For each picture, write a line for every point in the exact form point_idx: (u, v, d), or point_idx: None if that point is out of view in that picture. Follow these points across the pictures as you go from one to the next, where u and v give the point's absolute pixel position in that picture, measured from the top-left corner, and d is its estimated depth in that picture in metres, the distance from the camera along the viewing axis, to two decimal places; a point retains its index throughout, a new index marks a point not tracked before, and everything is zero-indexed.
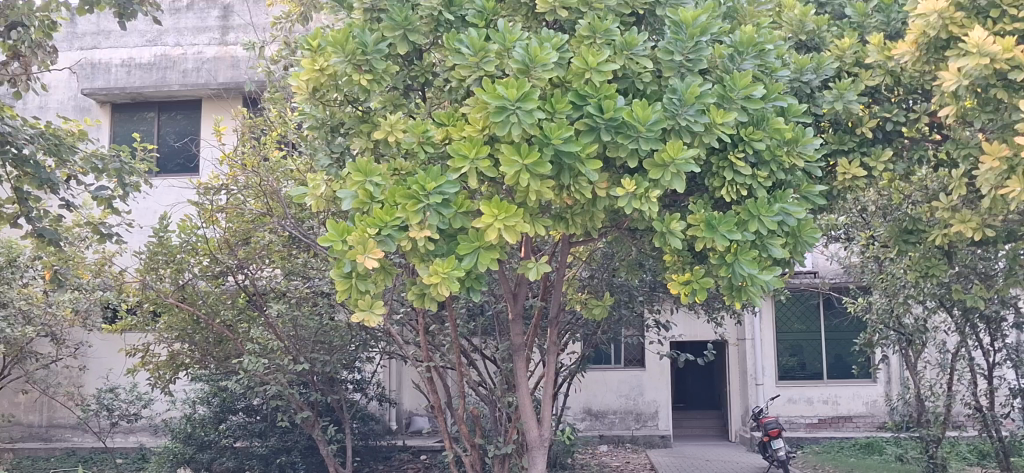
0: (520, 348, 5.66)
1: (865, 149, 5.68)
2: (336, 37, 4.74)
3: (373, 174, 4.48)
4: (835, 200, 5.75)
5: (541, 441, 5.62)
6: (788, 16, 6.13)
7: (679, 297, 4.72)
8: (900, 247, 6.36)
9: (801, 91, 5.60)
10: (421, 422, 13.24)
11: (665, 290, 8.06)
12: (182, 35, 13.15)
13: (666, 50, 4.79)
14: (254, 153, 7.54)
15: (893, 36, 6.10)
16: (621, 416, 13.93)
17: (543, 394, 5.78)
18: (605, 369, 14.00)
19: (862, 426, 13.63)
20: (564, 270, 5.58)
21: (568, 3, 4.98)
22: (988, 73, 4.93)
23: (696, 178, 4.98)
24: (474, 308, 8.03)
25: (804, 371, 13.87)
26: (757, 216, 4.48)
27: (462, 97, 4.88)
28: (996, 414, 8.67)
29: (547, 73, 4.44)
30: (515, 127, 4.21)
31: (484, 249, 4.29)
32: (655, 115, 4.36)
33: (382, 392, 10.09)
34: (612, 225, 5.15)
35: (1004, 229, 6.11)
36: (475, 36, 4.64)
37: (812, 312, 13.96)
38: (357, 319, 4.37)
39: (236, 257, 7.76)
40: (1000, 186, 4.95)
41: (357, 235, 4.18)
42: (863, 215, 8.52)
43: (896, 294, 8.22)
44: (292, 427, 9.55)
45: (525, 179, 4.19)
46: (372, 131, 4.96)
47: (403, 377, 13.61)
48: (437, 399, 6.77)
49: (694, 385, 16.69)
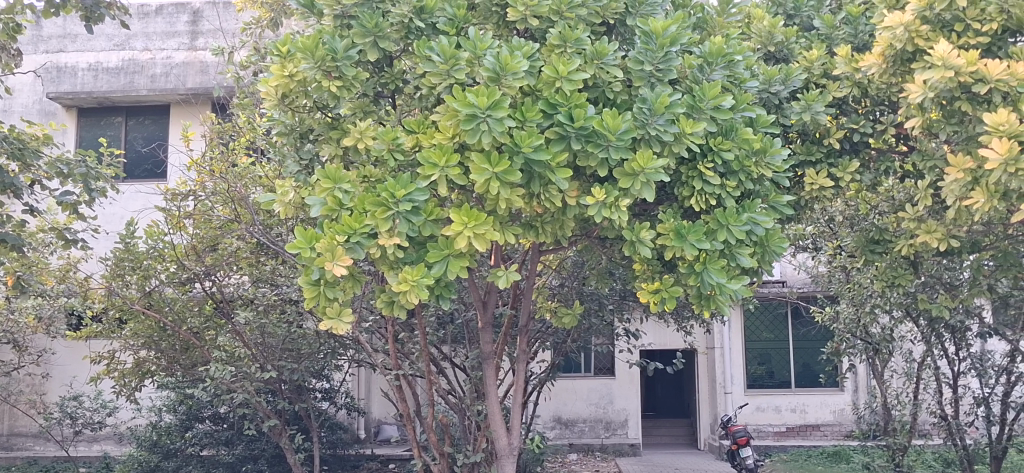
0: (489, 356, 5.64)
1: (833, 160, 5.75)
2: (305, 43, 4.72)
3: (342, 181, 4.48)
4: (802, 210, 5.81)
5: (511, 450, 5.60)
6: (757, 27, 6.18)
7: (649, 306, 4.73)
8: (866, 257, 6.43)
9: (769, 101, 5.68)
10: (390, 430, 13.17)
11: (635, 299, 8.10)
12: (151, 40, 13.07)
13: (637, 60, 4.81)
14: (223, 159, 7.50)
15: (861, 48, 6.16)
16: (590, 424, 13.94)
17: (512, 403, 5.76)
18: (575, 377, 14.06)
19: (829, 434, 13.74)
20: (534, 278, 5.57)
21: (539, 12, 4.94)
22: (953, 87, 4.99)
23: (665, 187, 5.01)
24: (444, 316, 8.02)
25: (772, 379, 13.98)
26: (726, 225, 4.50)
27: (432, 104, 4.88)
28: (960, 423, 8.78)
29: (517, 82, 4.44)
30: (485, 135, 4.21)
31: (454, 256, 4.28)
32: (625, 124, 4.38)
33: (350, 401, 10.04)
34: (582, 234, 5.17)
35: (969, 240, 6.21)
36: (446, 43, 4.63)
37: (780, 321, 14.06)
38: (325, 327, 4.34)
39: (203, 263, 7.65)
40: (964, 197, 5.01)
41: (326, 242, 4.18)
42: (830, 226, 8.60)
43: (863, 303, 8.31)
44: (259, 435, 9.47)
45: (495, 188, 4.18)
46: (341, 138, 4.93)
47: (372, 386, 13.54)
48: (406, 408, 6.73)
49: (663, 393, 16.73)
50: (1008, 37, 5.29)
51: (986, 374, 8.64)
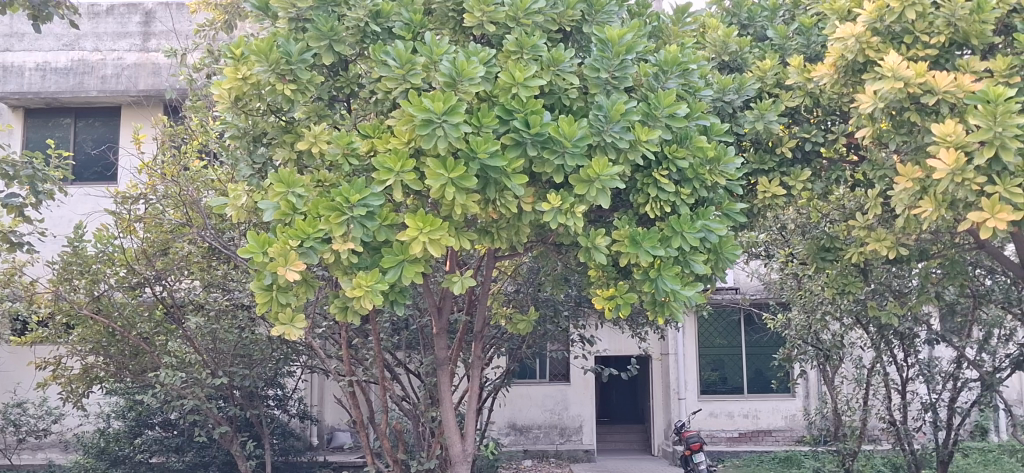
0: (443, 362, 5.62)
1: (785, 169, 5.84)
2: (259, 46, 4.69)
3: (296, 185, 4.44)
4: (754, 217, 5.89)
5: (464, 456, 5.59)
6: (712, 36, 6.25)
7: (604, 312, 4.75)
8: (817, 264, 6.56)
9: (721, 110, 5.76)
10: (343, 437, 13.09)
11: (590, 305, 8.11)
12: (101, 40, 12.83)
13: (593, 67, 4.82)
14: (174, 162, 7.42)
15: (813, 59, 6.25)
16: (545, 430, 13.96)
17: (466, 409, 5.75)
18: (530, 383, 14.07)
19: (781, 440, 13.90)
20: (489, 283, 5.56)
21: (496, 17, 4.96)
22: (903, 97, 5.07)
23: (621, 194, 5.04)
24: (398, 322, 7.96)
25: (725, 385, 14.10)
26: (680, 232, 4.53)
27: (388, 109, 4.84)
28: (908, 428, 8.92)
29: (473, 87, 4.44)
30: (441, 140, 4.20)
31: (408, 262, 4.25)
32: (581, 131, 4.39)
33: (303, 408, 9.96)
34: (538, 240, 5.17)
35: (918, 248, 6.31)
36: (402, 48, 4.61)
37: (733, 327, 14.18)
38: (277, 333, 4.29)
39: (153, 268, 7.54)
40: (913, 206, 5.09)
41: (279, 247, 4.14)
42: (782, 233, 8.70)
43: (813, 310, 8.42)
44: (210, 443, 9.35)
45: (451, 193, 4.17)
46: (295, 142, 4.89)
47: (325, 392, 13.45)
48: (359, 414, 6.67)
49: (618, 399, 16.79)
50: (956, 50, 5.38)
51: (933, 380, 8.76)
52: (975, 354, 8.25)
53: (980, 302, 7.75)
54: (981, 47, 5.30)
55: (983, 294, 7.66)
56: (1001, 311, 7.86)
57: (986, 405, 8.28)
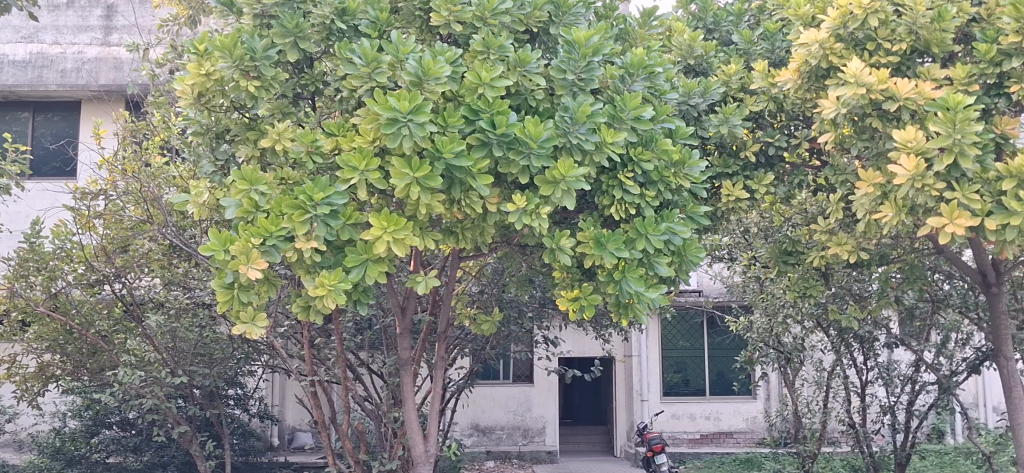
0: (407, 362, 5.59)
1: (748, 173, 5.89)
2: (223, 42, 4.63)
3: (258, 183, 4.40)
4: (717, 220, 5.94)
5: (427, 457, 5.57)
6: (677, 40, 6.29)
7: (568, 314, 4.75)
8: (779, 268, 6.60)
9: (687, 114, 5.78)
10: (304, 438, 13.01)
11: (554, 307, 8.12)
12: (61, 33, 12.61)
13: (559, 69, 4.83)
14: (136, 158, 7.33)
15: (777, 64, 6.30)
16: (508, 431, 13.97)
17: (430, 410, 5.73)
18: (494, 384, 14.07)
19: (741, 441, 14.00)
20: (453, 284, 5.53)
21: (463, 17, 4.93)
22: (865, 103, 5.12)
23: (586, 195, 5.05)
24: (361, 322, 7.91)
25: (687, 387, 14.19)
26: (644, 234, 4.54)
27: (354, 107, 4.81)
28: (867, 431, 9.02)
29: (439, 87, 4.42)
30: (406, 139, 4.18)
31: (372, 261, 4.23)
32: (547, 132, 4.39)
33: (264, 407, 9.87)
34: (503, 240, 5.16)
35: (878, 252, 6.39)
36: (368, 46, 4.58)
37: (696, 330, 14.28)
38: (239, 331, 4.25)
39: (113, 266, 7.45)
40: (873, 211, 5.15)
41: (240, 245, 4.09)
42: (745, 236, 8.76)
43: (775, 313, 8.50)
44: (169, 442, 9.25)
45: (416, 193, 4.15)
46: (258, 139, 4.85)
47: (286, 392, 13.36)
48: (321, 414, 6.62)
49: (581, 401, 16.81)
50: (917, 58, 5.42)
51: (892, 384, 8.84)
52: (933, 357, 8.34)
53: (938, 306, 7.85)
54: (942, 55, 5.37)
55: (941, 298, 7.75)
56: (958, 316, 7.95)
57: (943, 408, 8.37)
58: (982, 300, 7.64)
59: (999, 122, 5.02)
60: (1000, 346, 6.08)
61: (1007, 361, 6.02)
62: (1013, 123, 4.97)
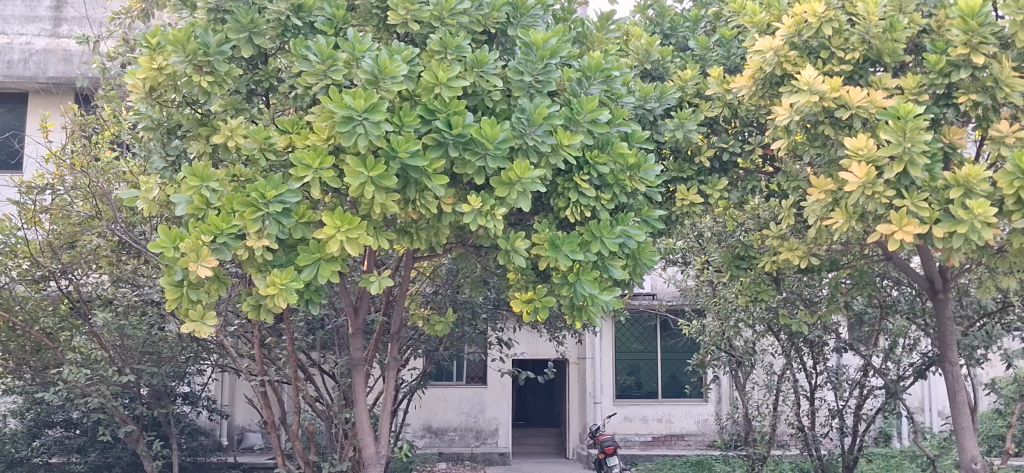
0: (359, 363, 5.54)
1: (703, 178, 5.94)
2: (176, 36, 4.57)
3: (210, 179, 4.33)
4: (671, 224, 5.99)
5: (378, 459, 5.53)
6: (635, 44, 6.31)
7: (522, 315, 4.74)
8: (731, 272, 6.66)
9: (645, 117, 5.82)
10: (254, 438, 12.90)
11: (508, 308, 8.09)
12: (8, 23, 12.35)
13: (517, 70, 4.82)
14: (84, 152, 7.18)
15: (732, 70, 6.36)
16: (461, 433, 13.93)
17: (381, 411, 5.69)
18: (446, 386, 14.03)
19: (693, 444, 14.11)
20: (407, 284, 5.50)
21: (421, 16, 4.90)
22: (818, 111, 5.18)
23: (541, 197, 5.06)
24: (313, 321, 7.82)
25: (640, 390, 14.28)
26: (599, 237, 4.55)
27: (308, 105, 4.76)
28: (816, 434, 9.12)
29: (395, 86, 4.39)
30: (361, 138, 4.15)
31: (325, 260, 4.19)
32: (503, 133, 4.38)
33: (212, 407, 9.75)
34: (457, 241, 5.14)
35: (828, 258, 6.47)
36: (323, 43, 4.54)
37: (649, 333, 14.37)
38: (187, 330, 4.20)
39: (60, 261, 7.23)
40: (824, 217, 5.21)
41: (190, 242, 4.05)
42: (699, 241, 8.81)
43: (727, 317, 8.56)
44: (114, 443, 9.10)
45: (370, 192, 4.12)
46: (210, 135, 4.78)
47: (236, 391, 13.23)
48: (271, 415, 6.53)
49: (534, 403, 16.84)
50: (869, 67, 5.49)
51: (841, 388, 8.95)
52: (881, 362, 8.44)
53: (887, 312, 7.96)
54: (894, 64, 5.44)
55: (890, 304, 7.86)
56: (906, 322, 8.06)
57: (890, 412, 8.50)
58: (930, 307, 7.75)
59: (948, 132, 5.11)
60: (946, 352, 6.18)
61: (953, 366, 6.12)
62: (961, 132, 5.06)
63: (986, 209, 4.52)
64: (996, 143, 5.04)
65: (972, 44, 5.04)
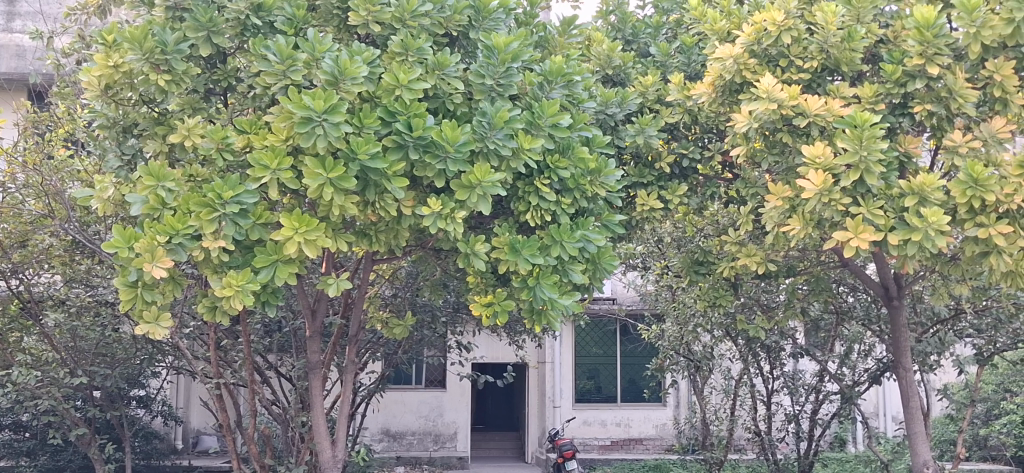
0: (316, 366, 5.50)
1: (663, 183, 5.98)
2: (133, 33, 4.50)
3: (166, 179, 4.27)
4: (632, 229, 6.02)
5: (334, 463, 5.48)
6: (596, 50, 6.33)
7: (481, 319, 4.73)
8: (690, 277, 6.70)
9: (605, 123, 5.85)
10: (210, 441, 12.77)
11: (468, 312, 8.07)
12: None
13: (478, 73, 4.81)
14: (37, 150, 7.03)
15: (693, 77, 6.41)
16: (419, 437, 13.89)
17: (338, 415, 5.64)
18: (405, 389, 13.95)
19: (651, 448, 14.19)
20: (366, 287, 5.47)
21: (382, 17, 4.87)
22: (776, 118, 5.23)
23: (502, 201, 5.06)
24: (271, 323, 7.73)
25: (599, 394, 14.32)
26: (559, 241, 4.56)
27: (267, 105, 4.72)
28: (773, 438, 9.20)
29: (355, 87, 4.36)
30: (320, 139, 4.12)
31: (282, 262, 4.15)
32: (464, 136, 4.37)
33: (168, 409, 9.63)
34: (417, 244, 5.12)
35: (785, 264, 6.55)
36: (283, 43, 4.49)
37: (609, 337, 14.41)
38: (141, 331, 4.13)
39: (10, 261, 6.93)
40: (782, 223, 5.25)
41: (145, 242, 3.99)
42: (659, 246, 8.84)
43: (686, 322, 8.63)
44: (65, 446, 8.95)
45: (328, 194, 4.09)
46: (167, 134, 4.73)
47: (192, 394, 13.08)
48: (226, 418, 6.45)
49: (494, 407, 16.85)
50: (827, 75, 5.55)
51: (797, 393, 9.03)
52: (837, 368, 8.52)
53: (843, 318, 8.05)
54: (851, 73, 5.49)
55: (846, 310, 7.94)
56: (862, 328, 8.14)
57: (845, 417, 8.58)
58: (884, 313, 7.82)
59: (903, 141, 5.18)
60: (899, 358, 6.25)
61: (906, 372, 6.20)
62: (916, 142, 5.14)
63: (940, 217, 4.62)
64: (950, 152, 5.13)
65: (927, 55, 5.11)
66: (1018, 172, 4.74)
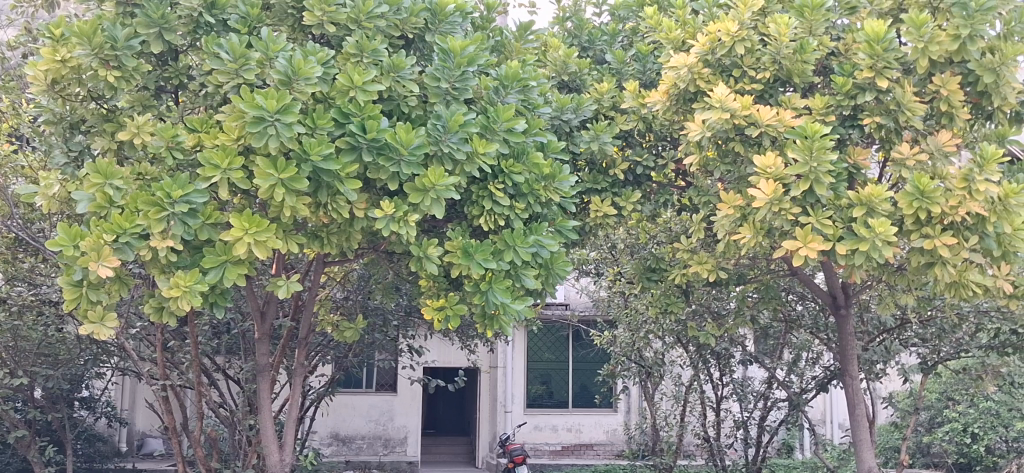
0: (265, 368, 5.44)
1: (617, 190, 6.01)
2: (82, 28, 4.43)
3: (114, 177, 4.20)
4: (585, 235, 6.05)
5: (281, 466, 5.43)
6: (553, 56, 6.35)
7: (433, 323, 4.72)
8: (642, 283, 6.75)
9: (560, 129, 5.87)
10: (156, 444, 12.58)
11: (420, 316, 8.02)
12: None
13: (433, 76, 4.79)
14: None
15: (648, 85, 6.45)
16: (369, 441, 13.81)
17: (286, 419, 5.58)
18: (355, 393, 13.86)
19: (601, 453, 14.23)
20: (317, 289, 5.42)
21: (337, 18, 4.84)
22: (729, 128, 5.28)
23: (456, 205, 5.05)
24: (219, 325, 7.64)
25: (551, 399, 14.37)
26: (512, 246, 4.55)
27: (218, 104, 4.67)
28: (721, 445, 9.27)
29: (309, 87, 4.32)
30: (272, 139, 4.08)
31: (232, 263, 4.10)
32: (418, 139, 4.35)
33: (112, 411, 9.47)
34: (369, 247, 5.10)
35: (736, 272, 6.64)
36: (236, 41, 4.44)
37: (561, 343, 14.48)
38: (86, 331, 4.06)
39: None
40: (733, 231, 5.30)
41: (91, 240, 3.92)
42: (611, 252, 8.89)
43: (637, 328, 8.68)
44: (5, 448, 8.76)
45: (280, 194, 4.05)
46: (116, 131, 4.63)
47: (137, 396, 12.87)
48: (172, 421, 6.34)
49: (445, 411, 16.82)
50: (779, 86, 5.65)
51: (746, 399, 9.13)
52: (785, 375, 8.60)
53: (792, 326, 8.13)
54: (803, 85, 5.57)
55: (795, 318, 8.03)
56: (809, 336, 8.25)
57: (793, 424, 8.67)
58: (831, 322, 7.89)
59: (852, 153, 5.27)
60: (846, 366, 6.34)
61: (852, 380, 6.29)
62: (865, 153, 5.22)
63: (887, 227, 4.68)
64: (898, 165, 5.21)
65: (877, 68, 5.19)
66: (962, 185, 4.84)
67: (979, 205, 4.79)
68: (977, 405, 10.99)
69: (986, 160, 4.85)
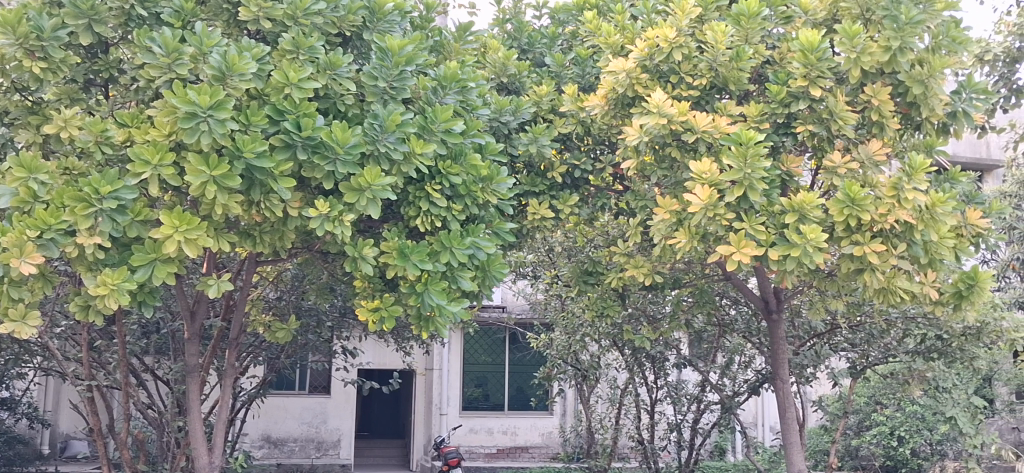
0: (194, 369, 5.33)
1: (554, 192, 6.03)
2: (6, 17, 4.29)
3: (38, 171, 4.07)
4: (523, 238, 6.06)
5: (209, 469, 5.33)
6: (492, 57, 6.33)
7: (367, 324, 4.67)
8: (580, 286, 6.79)
9: (499, 130, 5.85)
10: (79, 446, 12.25)
11: (355, 317, 7.94)
12: None
13: (371, 75, 4.74)
14: None
15: (586, 89, 6.47)
16: (301, 444, 13.65)
17: (215, 421, 5.47)
18: (288, 395, 13.67)
19: (536, 456, 14.32)
20: (248, 289, 5.33)
21: (273, 14, 4.79)
22: (666, 133, 5.33)
23: (392, 205, 5.01)
24: (148, 325, 7.46)
25: (487, 402, 14.32)
26: (448, 248, 4.53)
27: (150, 99, 4.57)
28: (655, 447, 9.34)
29: (243, 83, 4.25)
30: (204, 136, 4.00)
31: (161, 261, 4.01)
32: (354, 138, 4.30)
33: (34, 413, 9.22)
34: (304, 247, 5.04)
35: (671, 276, 6.71)
36: (169, 35, 4.33)
37: (497, 345, 14.39)
38: (6, 330, 3.93)
39: None
40: (669, 236, 5.32)
41: (13, 237, 3.80)
42: (548, 255, 8.94)
43: (574, 331, 8.70)
44: None
45: (212, 192, 3.98)
46: (41, 124, 4.52)
47: (61, 397, 12.52)
48: (97, 422, 6.18)
49: (378, 413, 16.71)
50: (715, 93, 5.69)
51: (680, 402, 9.18)
52: (718, 378, 8.69)
53: (725, 331, 8.20)
54: (738, 92, 5.64)
55: (727, 323, 8.07)
56: (742, 340, 8.35)
57: (725, 427, 8.77)
58: (763, 326, 7.99)
59: (785, 161, 5.35)
60: (778, 370, 6.42)
61: (784, 383, 6.38)
62: (798, 161, 5.32)
63: (819, 234, 4.75)
64: (830, 173, 5.30)
65: (811, 77, 5.28)
66: (892, 193, 4.94)
67: (907, 213, 4.90)
68: (903, 409, 11.23)
69: (915, 169, 4.96)
